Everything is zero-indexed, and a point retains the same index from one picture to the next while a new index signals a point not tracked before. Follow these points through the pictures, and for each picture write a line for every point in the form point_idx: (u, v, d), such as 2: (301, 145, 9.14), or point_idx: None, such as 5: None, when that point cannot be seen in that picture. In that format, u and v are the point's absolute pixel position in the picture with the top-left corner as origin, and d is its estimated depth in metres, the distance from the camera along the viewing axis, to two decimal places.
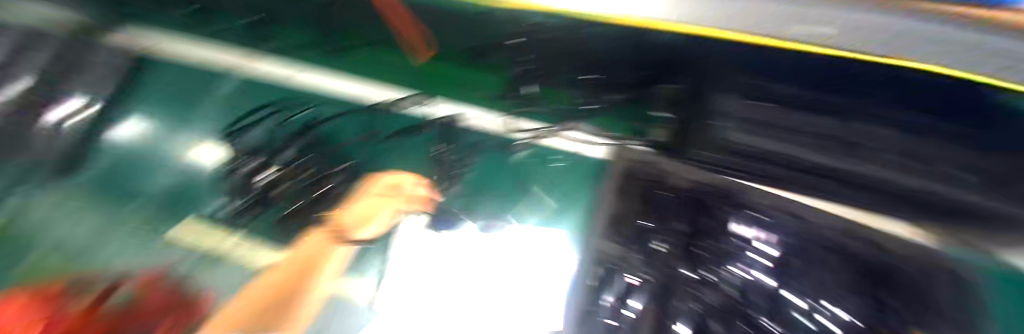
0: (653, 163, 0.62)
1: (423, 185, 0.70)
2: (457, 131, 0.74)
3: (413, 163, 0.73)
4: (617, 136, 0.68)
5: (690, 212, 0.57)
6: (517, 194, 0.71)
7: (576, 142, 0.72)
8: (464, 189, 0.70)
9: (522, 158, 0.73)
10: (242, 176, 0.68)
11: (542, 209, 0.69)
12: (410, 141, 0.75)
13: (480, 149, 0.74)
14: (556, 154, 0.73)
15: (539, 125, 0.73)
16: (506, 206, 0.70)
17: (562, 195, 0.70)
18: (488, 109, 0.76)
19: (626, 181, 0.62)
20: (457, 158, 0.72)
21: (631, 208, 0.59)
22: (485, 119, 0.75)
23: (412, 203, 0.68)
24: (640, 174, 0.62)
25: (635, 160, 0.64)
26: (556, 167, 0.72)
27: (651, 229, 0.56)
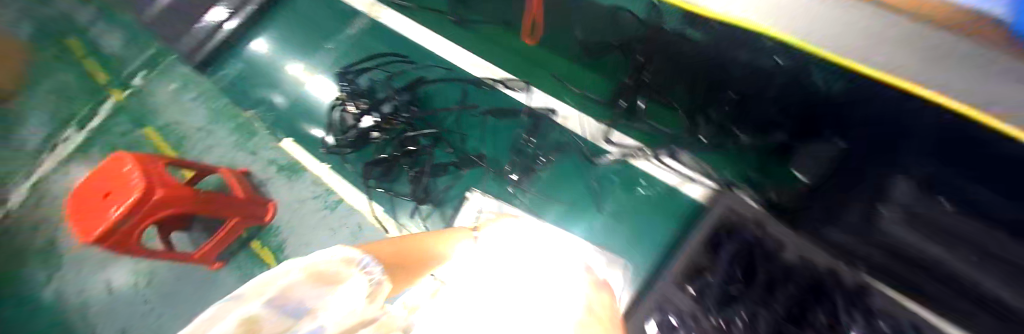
0: (759, 224, 0.54)
1: (494, 170, 0.70)
2: (545, 124, 0.69)
3: (491, 145, 0.72)
4: (726, 179, 0.60)
5: (785, 286, 0.50)
6: (584, 207, 0.67)
7: (674, 172, 0.64)
8: (535, 185, 0.69)
9: (602, 172, 0.67)
10: (349, 117, 0.75)
11: (605, 231, 0.65)
12: (497, 124, 0.72)
13: (563, 150, 0.69)
14: (642, 179, 0.66)
15: (635, 143, 0.66)
16: (569, 216, 0.67)
17: (632, 224, 0.65)
18: (585, 111, 0.69)
19: (720, 235, 0.55)
20: (539, 154, 0.68)
21: (719, 266, 0.52)
22: (580, 120, 0.69)
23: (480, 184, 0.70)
24: (740, 232, 0.54)
25: (738, 212, 0.56)
26: (637, 192, 0.65)
27: (735, 293, 0.50)
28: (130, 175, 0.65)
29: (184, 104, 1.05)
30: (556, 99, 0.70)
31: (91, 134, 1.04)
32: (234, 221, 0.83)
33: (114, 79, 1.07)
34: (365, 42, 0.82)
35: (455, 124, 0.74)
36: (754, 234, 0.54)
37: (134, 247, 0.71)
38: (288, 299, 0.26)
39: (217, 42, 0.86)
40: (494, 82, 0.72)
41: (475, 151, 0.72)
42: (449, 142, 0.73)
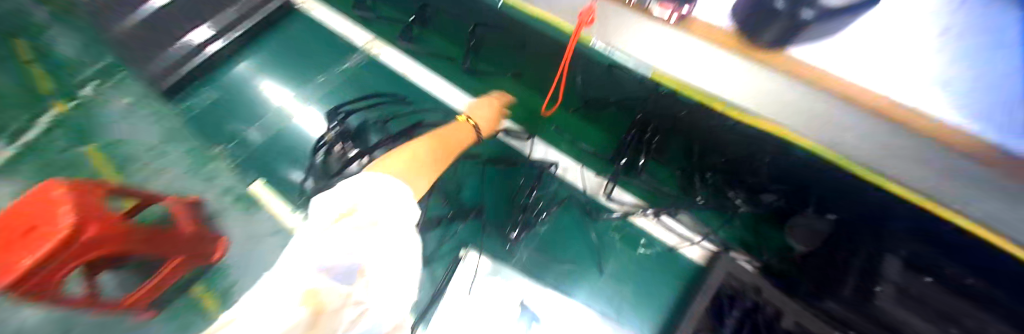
0: (757, 289, 0.54)
1: (495, 225, 0.67)
2: (547, 176, 0.69)
3: (490, 196, 0.70)
4: (723, 242, 0.62)
5: None
6: (585, 266, 0.65)
7: (672, 232, 0.65)
8: (532, 242, 0.66)
9: (603, 229, 0.67)
10: (333, 160, 0.70)
11: (607, 294, 0.63)
12: (495, 172, 0.71)
13: (563, 204, 0.68)
14: (642, 237, 0.66)
15: (634, 200, 0.67)
16: (570, 277, 0.64)
17: (634, 285, 0.63)
18: (586, 165, 0.70)
19: (721, 304, 0.55)
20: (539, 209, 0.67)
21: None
22: (581, 175, 0.70)
23: (476, 240, 0.66)
24: (740, 299, 0.55)
25: (736, 279, 0.56)
26: (638, 252, 0.65)
27: None
28: (62, 203, 0.51)
29: (126, 119, 0.90)
30: (557, 151, 0.72)
31: (13, 147, 0.84)
32: (177, 262, 0.69)
33: (61, 88, 0.89)
34: (360, 77, 0.83)
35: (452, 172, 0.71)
36: (750, 303, 0.54)
37: (51, 294, 0.53)
38: (335, 270, 0.29)
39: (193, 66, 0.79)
40: (497, 131, 0.72)
41: (474, 202, 0.69)
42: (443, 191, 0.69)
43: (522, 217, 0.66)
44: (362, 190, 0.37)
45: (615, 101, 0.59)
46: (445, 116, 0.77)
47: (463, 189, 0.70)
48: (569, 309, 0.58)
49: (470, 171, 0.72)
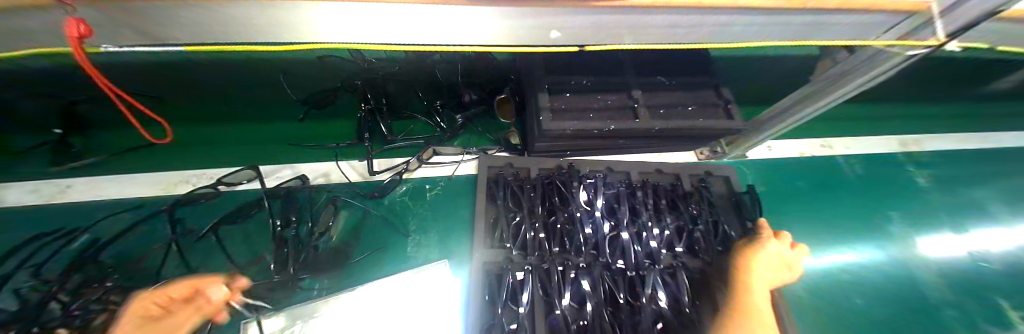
0: (510, 164, 0.70)
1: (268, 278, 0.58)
2: (298, 192, 0.66)
3: (254, 252, 0.61)
4: (477, 148, 0.74)
5: (545, 195, 0.66)
6: (390, 243, 0.66)
7: (443, 165, 0.73)
8: (329, 259, 0.63)
9: (388, 202, 0.70)
10: None
11: (422, 248, 0.66)
12: (247, 226, 0.63)
13: (339, 205, 0.67)
14: (424, 185, 0.72)
15: (404, 158, 0.72)
16: (383, 259, 0.64)
17: (439, 226, 0.68)
18: (343, 157, 0.71)
19: (491, 188, 0.68)
20: (313, 225, 0.63)
21: (502, 211, 0.65)
22: (340, 168, 0.70)
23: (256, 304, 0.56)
24: (504, 178, 0.69)
25: (497, 167, 0.70)
26: (427, 199, 0.71)
27: (522, 223, 0.64)
28: None
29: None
30: (310, 162, 0.70)
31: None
32: None
33: None
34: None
35: (188, 259, 0.58)
36: (512, 174, 0.69)
37: None
38: None
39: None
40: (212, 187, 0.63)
41: (231, 273, 0.58)
42: None
43: (287, 248, 0.59)
44: None
45: (337, 84, 0.70)
46: (135, 215, 0.60)
47: (215, 268, 0.58)
48: (378, 287, 0.58)
49: (211, 245, 0.60)
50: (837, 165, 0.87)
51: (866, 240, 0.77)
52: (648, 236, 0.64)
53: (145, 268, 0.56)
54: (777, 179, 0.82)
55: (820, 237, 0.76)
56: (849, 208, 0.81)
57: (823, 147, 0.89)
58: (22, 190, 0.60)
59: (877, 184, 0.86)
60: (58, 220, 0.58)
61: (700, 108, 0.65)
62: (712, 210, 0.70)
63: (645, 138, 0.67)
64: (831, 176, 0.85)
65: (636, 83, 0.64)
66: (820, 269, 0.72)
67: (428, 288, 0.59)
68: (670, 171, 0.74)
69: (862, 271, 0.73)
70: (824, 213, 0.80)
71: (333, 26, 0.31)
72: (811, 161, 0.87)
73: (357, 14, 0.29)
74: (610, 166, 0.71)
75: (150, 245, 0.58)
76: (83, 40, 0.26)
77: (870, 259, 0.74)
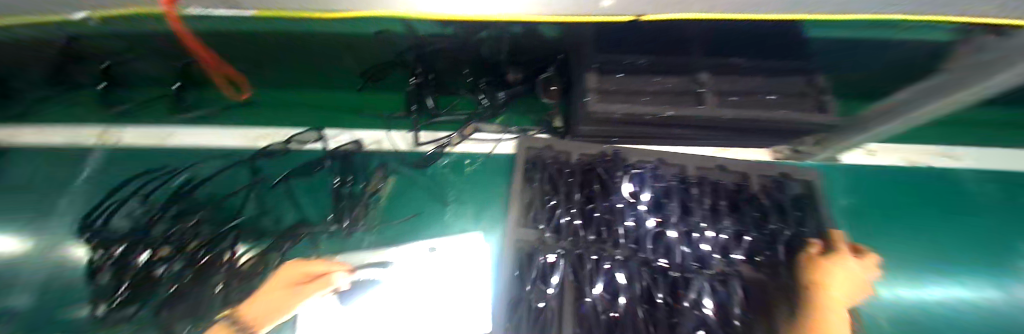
0: (550, 147, 0.67)
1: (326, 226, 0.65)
2: (358, 156, 0.71)
3: (311, 205, 0.68)
4: (518, 127, 0.73)
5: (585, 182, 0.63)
6: (431, 209, 0.69)
7: (484, 142, 0.74)
8: (376, 218, 0.67)
9: (432, 171, 0.72)
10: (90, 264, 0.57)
11: (458, 219, 0.68)
12: (306, 182, 0.70)
13: (386, 171, 0.71)
14: (464, 160, 0.73)
15: (447, 133, 0.74)
16: (423, 224, 0.67)
17: (475, 199, 0.70)
18: (391, 128, 0.75)
19: (528, 169, 0.66)
20: (361, 186, 0.68)
21: (538, 193, 0.63)
22: (389, 138, 0.74)
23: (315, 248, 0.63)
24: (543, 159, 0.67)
25: (535, 149, 0.68)
26: (467, 172, 0.72)
27: (558, 206, 0.61)
28: None
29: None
30: (363, 130, 0.75)
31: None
32: None
33: None
34: (109, 176, 0.69)
35: (263, 203, 0.67)
36: (552, 156, 0.66)
37: None
38: None
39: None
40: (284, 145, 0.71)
41: (297, 218, 0.66)
42: (255, 229, 0.64)
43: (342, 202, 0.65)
44: None
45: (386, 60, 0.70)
46: (227, 159, 0.72)
47: (282, 213, 0.67)
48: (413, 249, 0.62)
49: (279, 195, 0.68)
50: (953, 181, 0.71)
51: (980, 274, 0.62)
52: (698, 238, 0.57)
53: (229, 207, 0.66)
54: (877, 191, 0.68)
55: (918, 263, 0.62)
56: (962, 235, 0.66)
57: (944, 159, 0.72)
58: (143, 136, 0.74)
59: (1007, 211, 0.69)
60: (168, 161, 0.71)
61: (781, 98, 0.55)
62: (780, 216, 0.60)
63: (709, 129, 0.60)
64: (943, 193, 0.70)
65: (702, 65, 0.56)
66: (915, 302, 0.59)
67: (459, 256, 0.60)
68: (735, 169, 0.65)
69: (974, 312, 0.58)
70: (934, 236, 0.65)
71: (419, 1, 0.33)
72: (921, 172, 0.71)
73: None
74: (662, 158, 0.64)
75: (234, 187, 0.69)
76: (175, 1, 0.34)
77: (986, 299, 0.60)
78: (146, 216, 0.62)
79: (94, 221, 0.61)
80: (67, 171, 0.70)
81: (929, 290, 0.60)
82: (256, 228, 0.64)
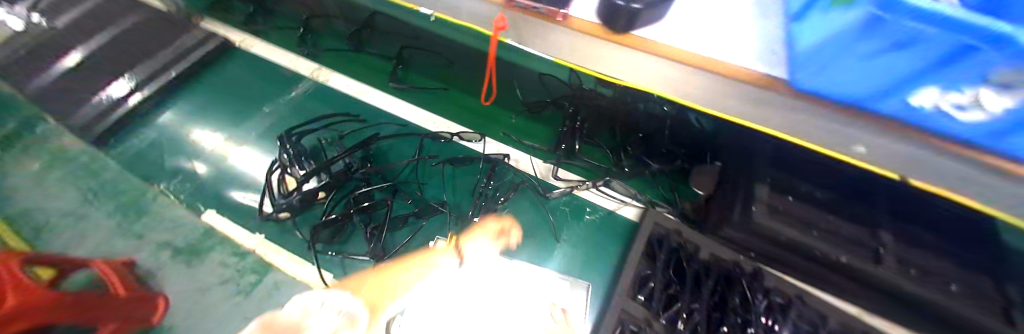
0: (680, 232, 0.67)
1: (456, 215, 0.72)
2: (501, 167, 0.77)
3: (449, 193, 0.76)
4: (648, 199, 0.74)
5: (718, 285, 0.61)
6: (543, 239, 0.73)
7: (610, 198, 0.76)
8: None
9: (553, 205, 0.76)
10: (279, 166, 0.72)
11: (565, 259, 0.70)
12: (455, 170, 0.78)
13: (520, 188, 0.75)
14: (586, 207, 0.76)
15: (577, 177, 0.77)
16: (533, 249, 0.72)
17: (589, 249, 0.72)
18: (533, 153, 0.80)
19: (653, 244, 0.66)
20: (497, 194, 0.74)
21: (657, 273, 0.63)
22: (530, 163, 0.79)
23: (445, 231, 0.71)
24: (666, 241, 0.67)
25: (667, 228, 0.68)
26: (586, 219, 0.75)
27: (678, 298, 0.60)
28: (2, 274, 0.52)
29: (43, 190, 0.70)
30: (505, 144, 0.81)
31: None
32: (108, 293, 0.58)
33: None
34: (303, 103, 0.87)
35: (418, 174, 0.77)
36: (679, 242, 0.66)
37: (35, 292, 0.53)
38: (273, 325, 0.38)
39: (114, 118, 0.81)
40: (451, 136, 0.79)
41: (436, 198, 0.74)
42: (407, 193, 0.74)
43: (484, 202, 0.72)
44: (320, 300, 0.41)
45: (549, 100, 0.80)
46: (400, 128, 0.82)
47: (429, 189, 0.76)
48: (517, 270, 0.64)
49: (431, 174, 0.78)
50: None
51: None
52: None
53: (395, 170, 0.77)
54: None
55: None
56: None
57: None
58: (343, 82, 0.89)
59: None
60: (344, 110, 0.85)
61: (969, 294, 0.50)
62: None
63: (861, 285, 0.57)
64: None
65: (886, 223, 0.54)
66: None
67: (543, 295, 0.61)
68: None
69: None
70: None
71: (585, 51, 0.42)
72: None
73: (635, 63, 0.40)
74: (803, 296, 0.60)
75: (408, 156, 0.79)
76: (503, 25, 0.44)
77: None
78: (321, 141, 0.79)
79: (292, 136, 0.76)
80: (286, 82, 0.91)
81: None
82: (407, 192, 0.74)
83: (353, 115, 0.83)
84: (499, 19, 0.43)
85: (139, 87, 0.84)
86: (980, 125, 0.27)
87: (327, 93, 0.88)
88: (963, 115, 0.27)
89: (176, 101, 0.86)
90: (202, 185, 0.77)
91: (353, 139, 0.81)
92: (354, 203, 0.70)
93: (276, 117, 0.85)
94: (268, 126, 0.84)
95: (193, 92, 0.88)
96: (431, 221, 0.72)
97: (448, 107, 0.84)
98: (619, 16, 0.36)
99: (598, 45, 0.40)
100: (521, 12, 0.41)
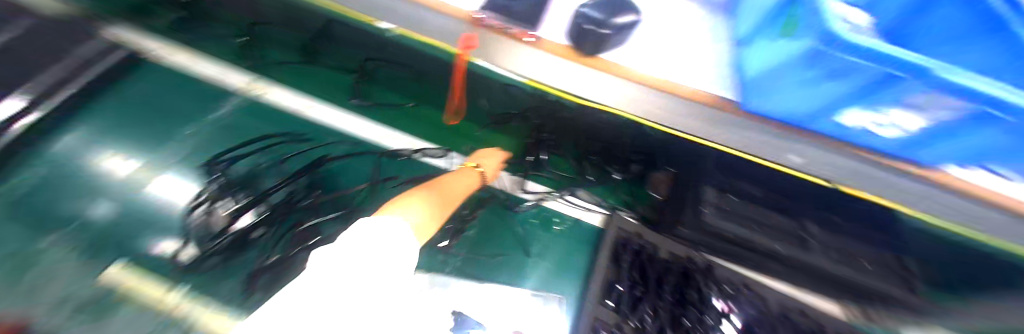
0: (639, 234, 0.72)
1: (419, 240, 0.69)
2: None
3: None
4: (610, 205, 0.78)
5: (676, 281, 0.66)
6: (514, 255, 0.73)
7: (576, 206, 0.79)
8: (464, 245, 0.71)
9: (522, 219, 0.77)
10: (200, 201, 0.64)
11: (537, 273, 0.71)
12: None
13: (488, 204, 0.76)
14: (555, 217, 0.78)
15: (545, 188, 0.80)
16: (504, 266, 0.71)
17: (558, 260, 0.74)
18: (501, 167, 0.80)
19: (618, 248, 0.70)
20: (463, 211, 0.73)
21: (624, 276, 0.66)
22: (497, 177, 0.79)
23: None
24: (630, 244, 0.71)
25: (628, 231, 0.73)
26: (554, 230, 0.77)
27: (643, 298, 0.64)
28: None
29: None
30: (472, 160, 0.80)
31: None
32: None
33: None
34: (238, 124, 0.79)
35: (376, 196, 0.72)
36: (639, 244, 0.70)
37: None
38: None
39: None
40: (411, 153, 0.77)
41: None
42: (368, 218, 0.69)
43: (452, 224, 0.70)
44: (369, 239, 0.34)
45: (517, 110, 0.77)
46: (352, 147, 0.78)
47: None
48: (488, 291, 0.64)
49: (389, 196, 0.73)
50: None
51: None
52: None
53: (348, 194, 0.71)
54: None
55: None
56: None
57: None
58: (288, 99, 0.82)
59: None
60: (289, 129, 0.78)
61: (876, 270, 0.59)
62: None
63: (795, 270, 0.63)
64: None
65: (807, 214, 0.63)
66: None
67: (521, 313, 0.62)
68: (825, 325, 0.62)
69: None
70: None
71: (537, 71, 0.44)
72: None
73: (590, 82, 0.42)
74: (749, 284, 0.67)
75: (363, 178, 0.74)
76: (468, 46, 0.44)
77: None
78: (259, 166, 0.71)
79: (224, 160, 0.70)
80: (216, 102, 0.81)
81: None
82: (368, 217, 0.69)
83: (302, 137, 0.77)
84: (467, 38, 0.43)
85: (33, 106, 0.67)
86: (900, 137, 0.35)
87: (268, 112, 0.80)
88: (884, 131, 0.35)
89: (70, 123, 0.71)
90: (112, 227, 0.64)
91: (298, 162, 0.74)
92: (298, 240, 0.64)
93: (206, 141, 0.75)
94: (193, 151, 0.73)
95: (94, 114, 0.74)
96: None
97: (410, 123, 0.81)
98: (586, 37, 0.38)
99: (556, 64, 0.42)
100: (487, 31, 0.42)
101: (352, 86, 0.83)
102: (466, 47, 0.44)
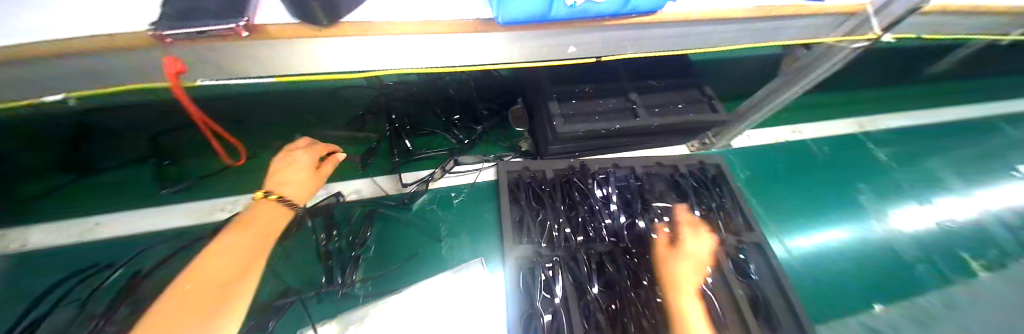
0: (526, 167, 0.76)
1: (315, 291, 0.63)
2: (342, 210, 0.71)
3: (301, 268, 0.66)
4: (493, 156, 0.81)
5: (564, 191, 0.73)
6: (425, 248, 0.72)
7: (465, 174, 0.80)
8: (370, 267, 0.68)
9: (416, 210, 0.75)
10: None
11: (454, 251, 0.72)
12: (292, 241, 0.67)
13: (374, 218, 0.72)
14: (449, 193, 0.78)
15: (428, 170, 0.79)
16: (420, 265, 0.70)
17: (467, 230, 0.75)
18: (372, 174, 0.76)
19: (513, 191, 0.74)
20: (351, 237, 0.69)
21: (526, 211, 0.71)
22: (373, 185, 0.75)
23: (309, 317, 0.60)
24: (521, 181, 0.75)
25: (515, 171, 0.76)
26: (453, 205, 0.77)
27: (547, 219, 0.70)
28: None
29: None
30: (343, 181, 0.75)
31: None
32: None
33: None
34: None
35: None
36: (530, 176, 0.75)
37: None
38: None
39: None
40: None
41: (284, 286, 0.63)
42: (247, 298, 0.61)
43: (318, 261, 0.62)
44: None
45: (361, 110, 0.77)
46: (182, 242, 0.64)
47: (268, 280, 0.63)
48: (421, 288, 0.63)
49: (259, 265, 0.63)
50: (808, 147, 0.97)
51: (841, 216, 0.86)
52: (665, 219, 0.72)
53: None
54: (763, 163, 0.93)
55: (803, 221, 0.84)
56: (825, 187, 0.90)
57: (795, 133, 0.99)
58: (63, 232, 0.63)
59: (846, 163, 0.95)
60: (84, 263, 0.61)
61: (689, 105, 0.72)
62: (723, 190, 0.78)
63: (643, 134, 0.74)
64: (803, 157, 0.95)
65: (631, 87, 0.72)
66: (810, 250, 0.80)
67: (465, 288, 0.64)
68: (669, 163, 0.80)
69: (857, 252, 0.81)
70: (806, 187, 0.90)
71: (336, 57, 0.41)
72: (787, 146, 0.97)
73: (383, 46, 0.40)
74: (617, 162, 0.78)
75: None
76: (179, 74, 0.33)
77: (858, 236, 0.83)
78: (55, 326, 0.53)
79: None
80: None
81: (818, 240, 0.82)
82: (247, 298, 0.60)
83: (109, 265, 0.60)
84: (170, 63, 0.32)
85: None
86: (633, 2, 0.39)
87: (35, 261, 0.60)
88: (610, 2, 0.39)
89: None
90: None
91: (110, 293, 0.57)
92: None
93: None
94: None
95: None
96: (295, 309, 0.61)
97: (257, 177, 0.73)
98: (310, 8, 0.32)
99: (354, 43, 0.39)
100: (187, 44, 0.31)
101: (153, 172, 0.71)
102: (173, 77, 0.33)
